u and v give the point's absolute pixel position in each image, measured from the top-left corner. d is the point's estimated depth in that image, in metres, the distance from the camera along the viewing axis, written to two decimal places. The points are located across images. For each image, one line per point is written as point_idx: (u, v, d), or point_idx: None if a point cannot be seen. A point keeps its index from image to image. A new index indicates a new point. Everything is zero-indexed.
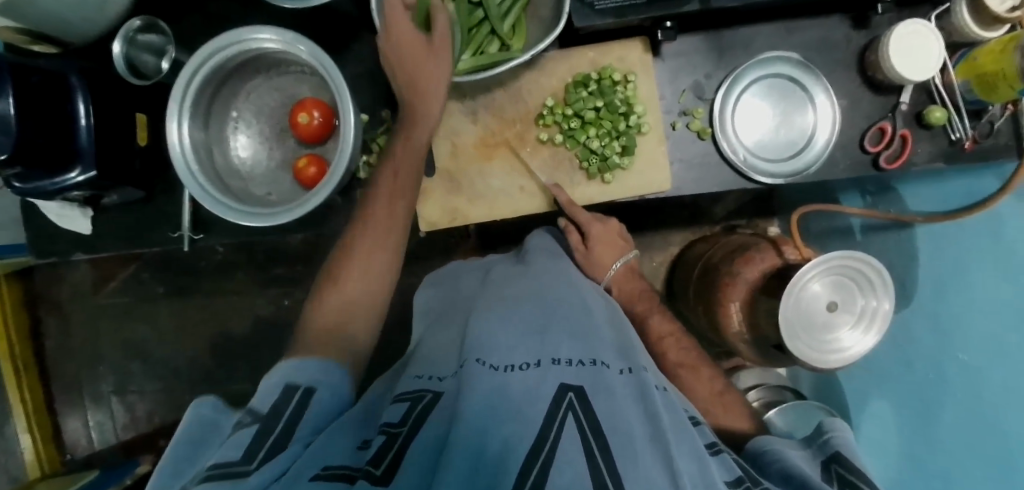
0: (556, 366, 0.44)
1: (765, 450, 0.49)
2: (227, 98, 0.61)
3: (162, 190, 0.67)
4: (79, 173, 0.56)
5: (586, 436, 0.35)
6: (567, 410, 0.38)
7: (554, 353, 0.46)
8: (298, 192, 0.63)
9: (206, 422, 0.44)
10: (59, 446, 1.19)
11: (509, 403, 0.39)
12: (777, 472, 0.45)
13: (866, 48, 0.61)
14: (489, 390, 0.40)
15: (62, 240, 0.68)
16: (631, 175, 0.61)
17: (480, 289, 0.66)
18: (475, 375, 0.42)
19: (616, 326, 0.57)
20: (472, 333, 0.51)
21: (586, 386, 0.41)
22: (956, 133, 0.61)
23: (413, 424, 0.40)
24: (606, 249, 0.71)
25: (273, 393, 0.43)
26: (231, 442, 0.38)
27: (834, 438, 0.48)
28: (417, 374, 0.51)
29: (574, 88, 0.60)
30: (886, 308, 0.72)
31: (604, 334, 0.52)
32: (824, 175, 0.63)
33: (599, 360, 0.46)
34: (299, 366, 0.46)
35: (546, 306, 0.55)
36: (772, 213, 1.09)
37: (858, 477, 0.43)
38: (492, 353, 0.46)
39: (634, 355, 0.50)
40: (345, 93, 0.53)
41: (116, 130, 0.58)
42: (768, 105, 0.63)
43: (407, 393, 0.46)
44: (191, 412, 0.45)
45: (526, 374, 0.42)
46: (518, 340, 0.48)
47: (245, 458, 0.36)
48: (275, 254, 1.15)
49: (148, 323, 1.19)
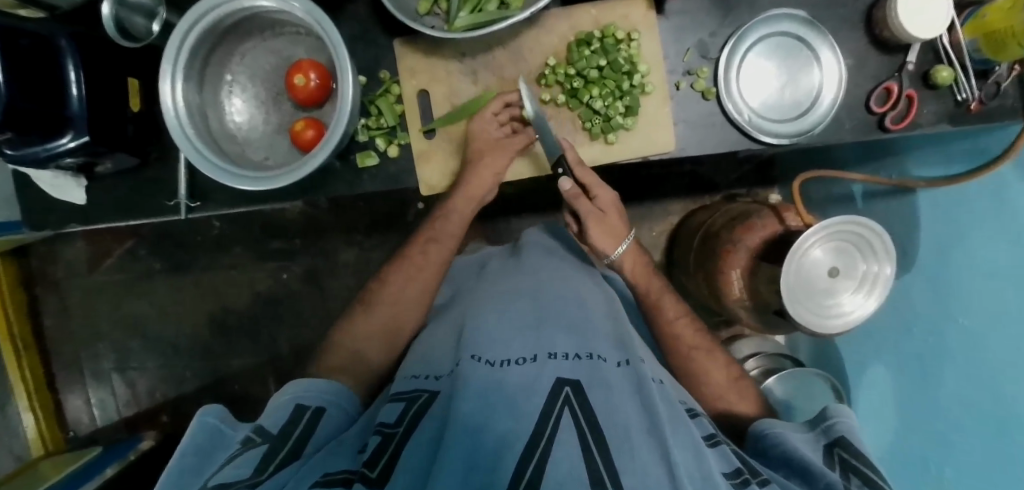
0: (553, 360, 0.44)
1: (766, 434, 0.50)
2: (222, 58, 0.60)
3: (157, 157, 0.66)
4: (72, 139, 0.54)
5: (583, 433, 0.36)
6: (563, 405, 0.38)
7: (551, 348, 0.46)
8: (296, 156, 0.62)
9: (209, 430, 0.44)
10: (62, 423, 1.20)
11: (507, 399, 0.39)
12: (779, 459, 0.46)
13: (873, 5, 0.60)
14: (486, 387, 0.40)
15: (57, 212, 0.66)
16: (634, 135, 0.61)
17: (474, 284, 0.68)
18: (470, 370, 0.43)
19: (615, 317, 0.57)
20: (469, 330, 0.51)
21: (582, 380, 0.42)
22: (962, 94, 0.60)
23: (409, 424, 0.41)
24: (607, 228, 0.62)
25: (281, 415, 0.47)
26: (243, 457, 0.40)
27: (837, 424, 0.48)
28: (411, 373, 0.52)
29: (577, 47, 0.59)
30: (888, 273, 0.71)
31: (601, 327, 0.53)
32: (829, 136, 0.62)
33: (596, 354, 0.46)
34: (302, 390, 0.51)
35: (541, 301, 0.55)
36: (772, 181, 1.10)
37: (859, 461, 0.43)
38: (487, 347, 0.47)
39: (632, 347, 0.50)
40: (344, 53, 0.51)
41: (109, 95, 0.57)
42: (773, 65, 0.61)
43: (401, 393, 0.48)
44: (196, 419, 0.45)
45: (523, 369, 0.43)
46: (514, 335, 0.49)
47: (257, 471, 0.38)
48: (274, 228, 1.14)
49: (147, 300, 1.19)
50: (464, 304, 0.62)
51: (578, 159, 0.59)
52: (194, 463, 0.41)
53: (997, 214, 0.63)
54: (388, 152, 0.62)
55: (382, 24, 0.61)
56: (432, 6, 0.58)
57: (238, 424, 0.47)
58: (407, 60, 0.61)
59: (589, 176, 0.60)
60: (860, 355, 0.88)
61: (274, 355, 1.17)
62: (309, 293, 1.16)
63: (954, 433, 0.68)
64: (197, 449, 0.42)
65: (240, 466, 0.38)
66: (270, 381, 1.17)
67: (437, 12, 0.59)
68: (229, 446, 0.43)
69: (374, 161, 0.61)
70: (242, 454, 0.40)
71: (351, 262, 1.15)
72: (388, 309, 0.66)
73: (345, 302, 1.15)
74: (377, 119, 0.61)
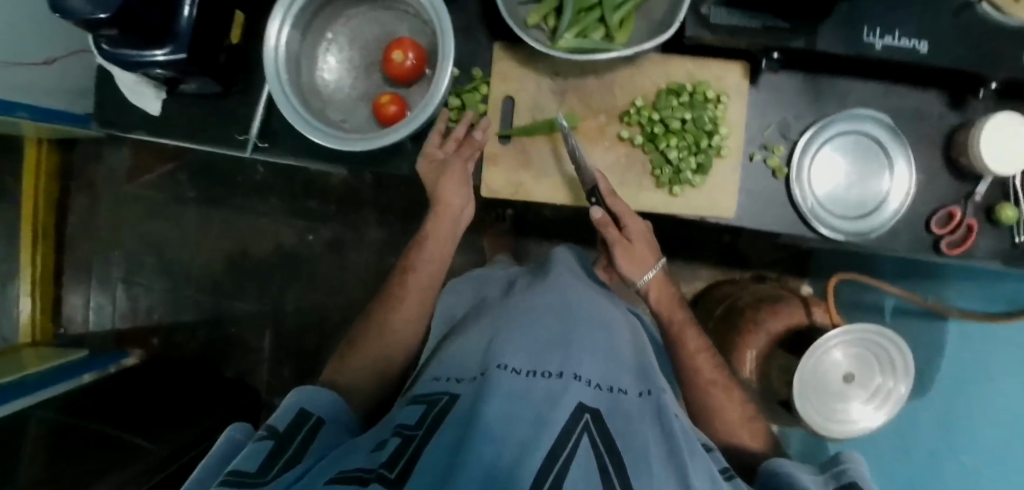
0: (578, 382, 0.44)
1: (776, 472, 0.49)
2: (328, 18, 0.62)
3: (239, 91, 0.67)
4: (166, 54, 0.56)
5: (601, 457, 0.37)
6: (583, 431, 0.39)
7: (576, 369, 0.46)
8: (372, 126, 0.63)
9: (235, 441, 0.44)
10: (55, 318, 1.20)
11: (531, 411, 0.39)
12: None
13: (955, 130, 0.61)
14: (510, 396, 0.40)
15: (131, 115, 0.68)
16: (697, 192, 0.61)
17: (499, 300, 0.67)
18: (498, 378, 0.42)
19: (640, 349, 0.57)
20: (497, 340, 0.51)
21: (602, 410, 0.42)
22: (1021, 237, 0.61)
23: (429, 427, 0.42)
24: (639, 251, 0.62)
25: (286, 416, 0.47)
26: (251, 448, 0.40)
27: (849, 469, 0.44)
28: (434, 375, 0.52)
29: (666, 95, 0.60)
30: (903, 391, 0.72)
31: (625, 357, 0.53)
32: (882, 243, 0.63)
33: (618, 387, 0.46)
34: (309, 396, 0.51)
35: (569, 320, 0.55)
36: (805, 273, 1.10)
37: None
38: (513, 356, 0.46)
39: (652, 378, 0.51)
40: (449, 40, 0.53)
41: (214, 21, 0.58)
42: (846, 161, 0.62)
43: (426, 394, 0.48)
44: (225, 435, 0.45)
45: (549, 383, 0.43)
46: (540, 348, 0.49)
47: (262, 468, 0.38)
48: (313, 189, 1.15)
49: (172, 223, 1.20)
50: (487, 314, 0.62)
51: (610, 190, 0.59)
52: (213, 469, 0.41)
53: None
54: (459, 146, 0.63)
55: (488, 25, 0.63)
56: (540, 20, 0.60)
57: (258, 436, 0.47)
58: (502, 63, 0.62)
59: (621, 207, 0.60)
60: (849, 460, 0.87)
61: (276, 309, 1.17)
62: (328, 260, 1.17)
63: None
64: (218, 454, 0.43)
65: (249, 458, 0.39)
66: (266, 334, 1.17)
67: (543, 27, 0.60)
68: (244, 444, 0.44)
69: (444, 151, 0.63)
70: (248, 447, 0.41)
71: (377, 241, 1.15)
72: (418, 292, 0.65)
73: (360, 278, 1.16)
74: (458, 112, 0.63)
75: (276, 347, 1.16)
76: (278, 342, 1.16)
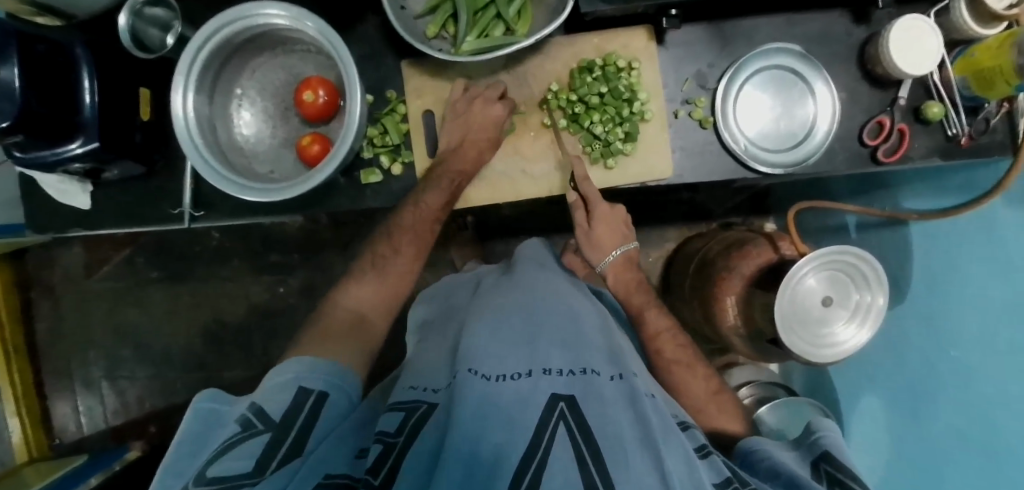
0: (548, 375, 0.44)
1: (755, 451, 0.50)
2: (232, 73, 0.61)
3: (163, 166, 0.66)
4: (81, 145, 0.54)
5: (578, 444, 0.36)
6: (558, 419, 0.39)
7: (545, 364, 0.46)
8: (300, 170, 0.63)
9: (204, 416, 0.45)
10: (48, 431, 1.18)
11: (504, 414, 0.39)
12: (766, 473, 0.46)
13: (866, 42, 0.62)
14: (481, 399, 0.40)
15: (62, 215, 0.67)
16: (632, 160, 0.62)
17: (469, 301, 0.68)
18: (466, 383, 0.43)
19: (606, 330, 0.57)
20: (464, 344, 0.51)
21: (576, 396, 0.42)
22: (952, 129, 0.61)
23: (410, 433, 0.42)
24: (609, 232, 0.66)
25: (282, 399, 0.46)
26: (241, 449, 0.39)
27: (822, 439, 0.49)
28: (410, 384, 0.52)
29: (579, 74, 0.61)
30: (881, 302, 0.71)
31: (595, 341, 0.53)
32: (823, 168, 0.63)
33: (590, 369, 0.46)
34: (306, 370, 0.50)
35: (535, 315, 0.55)
36: (768, 211, 1.13)
37: (844, 475, 0.44)
38: (483, 361, 0.47)
39: (624, 362, 0.51)
40: (353, 70, 0.53)
41: (120, 102, 0.57)
42: (768, 97, 0.63)
43: (400, 402, 0.48)
44: (191, 407, 0.46)
45: (518, 384, 0.43)
46: (510, 349, 0.49)
47: (257, 468, 0.38)
48: (272, 242, 1.15)
49: (142, 308, 1.18)
50: (460, 321, 0.62)
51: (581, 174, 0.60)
52: (190, 450, 0.42)
53: (992, 238, 0.64)
54: (391, 169, 0.63)
55: (392, 44, 0.63)
56: (440, 30, 0.60)
57: (235, 402, 0.47)
58: (414, 80, 0.63)
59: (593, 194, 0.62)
60: (851, 386, 0.87)
61: (265, 367, 1.17)
62: (304, 308, 1.16)
63: (953, 465, 0.65)
64: (196, 433, 0.44)
65: (239, 458, 0.38)
66: None
67: (444, 36, 0.60)
68: (226, 416, 0.45)
69: (377, 178, 0.63)
70: (243, 443, 0.40)
71: None
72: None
73: None
74: (382, 137, 0.63)
75: None
76: None
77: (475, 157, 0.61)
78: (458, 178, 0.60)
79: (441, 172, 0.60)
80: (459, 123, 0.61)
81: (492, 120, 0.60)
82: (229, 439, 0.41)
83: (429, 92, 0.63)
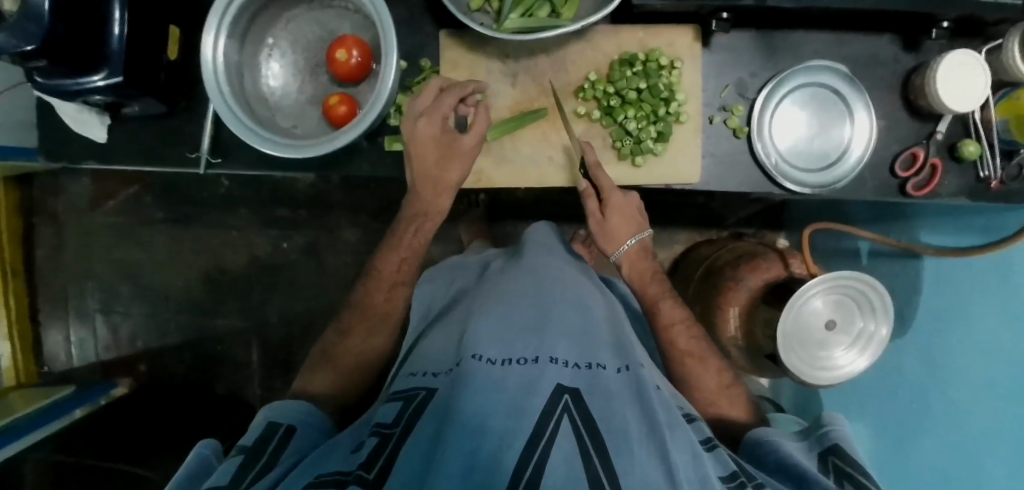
0: (554, 365, 0.44)
1: (763, 441, 0.51)
2: (266, 22, 0.60)
3: (184, 107, 0.65)
4: (104, 78, 0.53)
5: (582, 439, 0.36)
6: (563, 411, 0.39)
7: (552, 352, 0.46)
8: (325, 129, 0.62)
9: (206, 461, 0.45)
10: (38, 358, 1.19)
11: (508, 400, 0.39)
12: (773, 464, 0.48)
13: (913, 71, 0.60)
14: (487, 386, 0.41)
15: (77, 145, 0.66)
16: (661, 162, 0.61)
17: (475, 286, 0.68)
18: (472, 369, 0.43)
19: (614, 323, 0.57)
20: (471, 329, 0.51)
21: (581, 389, 0.42)
22: (985, 171, 0.60)
23: (406, 424, 0.43)
24: (624, 222, 0.62)
25: (256, 435, 0.48)
26: (216, 475, 0.40)
27: (831, 433, 0.50)
28: (411, 372, 0.53)
29: (619, 66, 0.60)
30: (884, 334, 0.71)
31: (603, 333, 0.53)
32: (849, 193, 0.62)
33: (597, 362, 0.47)
34: (279, 411, 0.52)
35: (544, 302, 0.55)
36: (780, 226, 1.12)
37: (851, 468, 0.46)
38: (489, 346, 0.47)
39: (630, 354, 0.51)
40: (391, 33, 0.51)
41: (148, 38, 0.56)
42: (806, 115, 0.62)
43: (403, 391, 0.49)
44: (195, 451, 0.46)
45: (524, 370, 0.43)
46: (516, 335, 0.49)
47: (235, 479, 0.40)
48: (281, 197, 1.14)
49: (144, 247, 1.18)
50: (469, 300, 0.62)
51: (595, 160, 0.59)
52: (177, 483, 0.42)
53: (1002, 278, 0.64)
54: None
55: (431, 12, 0.62)
56: (483, 3, 0.58)
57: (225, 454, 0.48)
58: (450, 51, 0.62)
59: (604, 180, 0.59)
60: (839, 408, 0.88)
61: (260, 321, 1.17)
62: (306, 267, 1.16)
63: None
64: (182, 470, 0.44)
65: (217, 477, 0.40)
66: (254, 346, 1.16)
67: (487, 10, 0.59)
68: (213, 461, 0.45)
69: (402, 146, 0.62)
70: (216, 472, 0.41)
71: (352, 242, 1.14)
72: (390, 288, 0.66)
73: (341, 280, 1.15)
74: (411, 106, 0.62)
75: (265, 360, 1.16)
76: (267, 353, 1.16)
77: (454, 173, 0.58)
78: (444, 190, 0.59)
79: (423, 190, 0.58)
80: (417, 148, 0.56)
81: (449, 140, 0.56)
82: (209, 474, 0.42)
83: (464, 67, 0.62)
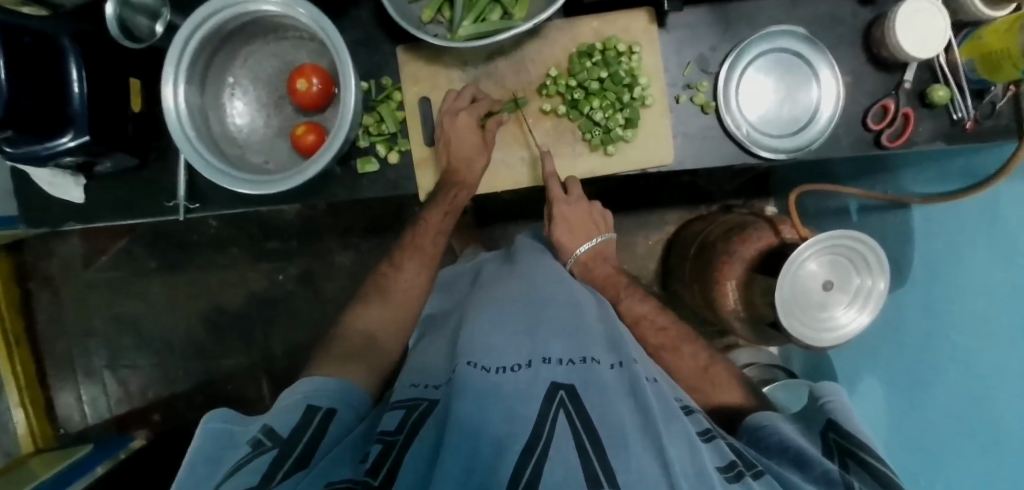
0: (548, 364, 0.45)
1: (761, 426, 0.51)
2: (224, 62, 0.60)
3: (156, 157, 0.65)
4: (73, 138, 0.53)
5: (579, 434, 0.37)
6: (558, 407, 0.39)
7: (545, 353, 0.47)
8: (296, 160, 0.62)
9: (217, 435, 0.44)
10: (52, 421, 1.20)
11: (504, 404, 0.40)
12: (773, 447, 0.47)
13: (872, 24, 0.60)
14: (482, 391, 0.41)
15: (56, 208, 0.66)
16: (633, 147, 0.61)
17: (471, 291, 0.68)
18: (467, 375, 0.43)
19: (606, 317, 0.57)
20: (464, 336, 0.51)
21: (576, 384, 0.42)
22: (958, 113, 0.60)
23: (409, 431, 0.43)
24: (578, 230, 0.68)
25: (291, 417, 0.47)
26: (250, 467, 0.39)
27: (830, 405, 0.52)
28: (411, 382, 0.53)
29: (579, 59, 0.60)
30: (881, 288, 0.71)
31: (595, 328, 0.53)
32: (825, 153, 0.62)
33: (590, 357, 0.46)
34: (313, 390, 0.51)
35: (536, 305, 0.55)
36: (768, 193, 1.12)
37: (851, 443, 0.46)
38: (483, 351, 0.47)
39: (624, 347, 0.50)
40: (346, 59, 0.51)
41: (110, 94, 0.56)
42: (772, 81, 0.62)
43: (402, 400, 0.49)
44: (202, 427, 0.45)
45: (518, 376, 0.43)
46: (509, 339, 0.49)
47: (266, 478, 0.38)
48: (270, 229, 1.14)
49: (142, 298, 1.18)
50: (462, 310, 0.62)
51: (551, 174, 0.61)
52: (203, 470, 0.41)
53: (991, 222, 0.64)
54: (388, 158, 0.62)
55: (387, 31, 0.62)
56: (436, 15, 0.58)
57: (246, 422, 0.47)
58: (410, 67, 0.62)
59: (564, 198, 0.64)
60: (850, 366, 0.88)
61: (266, 355, 1.17)
62: (304, 295, 1.16)
63: (953, 448, 0.67)
64: (210, 452, 0.43)
65: (251, 472, 0.38)
66: (263, 381, 1.17)
67: (440, 20, 0.59)
68: (240, 434, 0.45)
69: (374, 167, 0.62)
70: (250, 462, 0.40)
71: (347, 265, 1.15)
72: (400, 299, 0.67)
73: (340, 304, 1.15)
74: (378, 125, 0.62)
75: (276, 392, 1.16)
76: (276, 387, 1.16)
77: (470, 168, 0.61)
78: (460, 188, 0.61)
79: (443, 187, 0.61)
80: (442, 144, 0.60)
81: (473, 138, 0.60)
82: (241, 458, 0.41)
83: (425, 80, 0.62)
